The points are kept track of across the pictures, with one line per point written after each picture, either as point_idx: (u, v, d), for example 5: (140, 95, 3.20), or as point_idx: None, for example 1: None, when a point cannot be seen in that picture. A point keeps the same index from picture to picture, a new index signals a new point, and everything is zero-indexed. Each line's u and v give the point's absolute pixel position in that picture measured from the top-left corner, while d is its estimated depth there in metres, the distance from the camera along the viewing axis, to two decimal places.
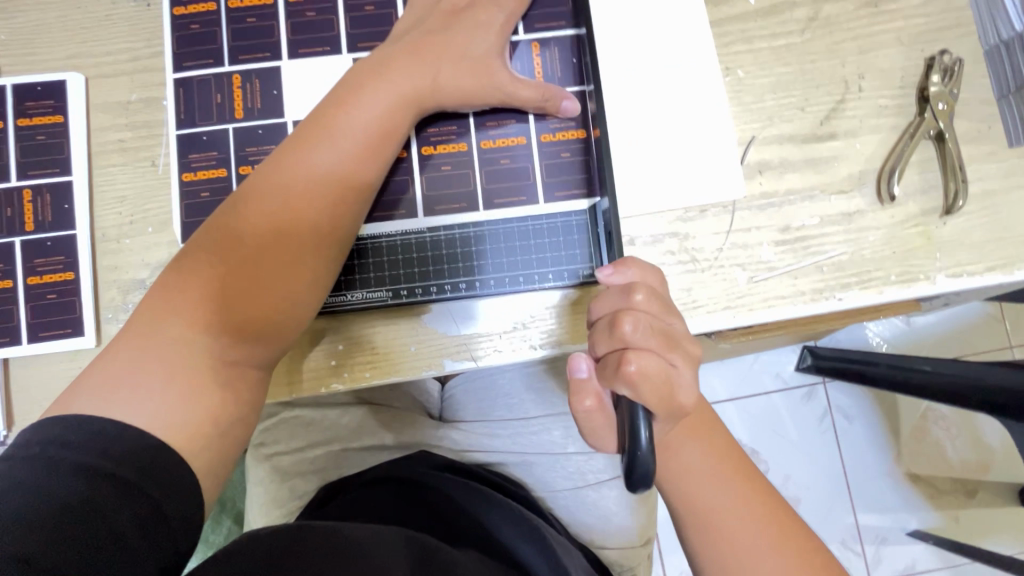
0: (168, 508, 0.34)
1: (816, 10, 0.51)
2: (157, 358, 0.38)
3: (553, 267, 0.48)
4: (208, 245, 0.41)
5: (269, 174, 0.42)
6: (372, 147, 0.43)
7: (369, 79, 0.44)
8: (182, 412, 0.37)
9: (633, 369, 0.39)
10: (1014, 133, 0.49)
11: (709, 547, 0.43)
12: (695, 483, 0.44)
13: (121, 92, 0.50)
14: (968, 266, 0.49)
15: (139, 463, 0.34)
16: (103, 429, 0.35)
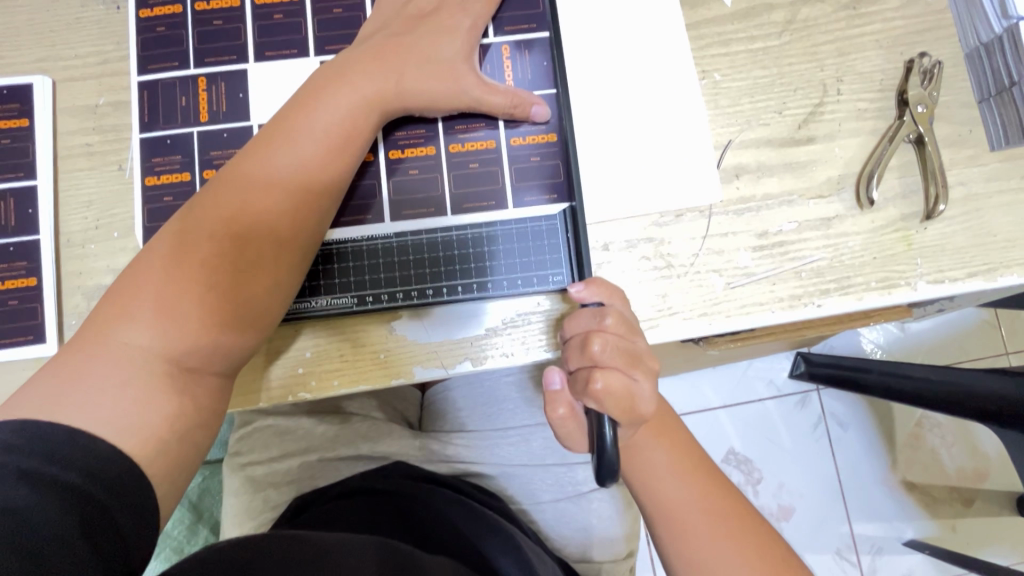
0: (118, 516, 0.33)
1: (793, 13, 0.51)
2: (109, 365, 0.37)
3: (523, 273, 0.47)
4: (165, 250, 0.40)
5: (229, 178, 0.41)
6: (335, 150, 0.43)
7: (334, 81, 0.43)
8: (133, 418, 0.36)
9: (599, 387, 0.38)
10: (995, 137, 0.49)
11: (675, 546, 0.43)
12: (660, 481, 0.44)
13: (89, 96, 0.50)
14: (951, 272, 0.48)
15: (88, 468, 0.33)
16: (47, 432, 0.34)
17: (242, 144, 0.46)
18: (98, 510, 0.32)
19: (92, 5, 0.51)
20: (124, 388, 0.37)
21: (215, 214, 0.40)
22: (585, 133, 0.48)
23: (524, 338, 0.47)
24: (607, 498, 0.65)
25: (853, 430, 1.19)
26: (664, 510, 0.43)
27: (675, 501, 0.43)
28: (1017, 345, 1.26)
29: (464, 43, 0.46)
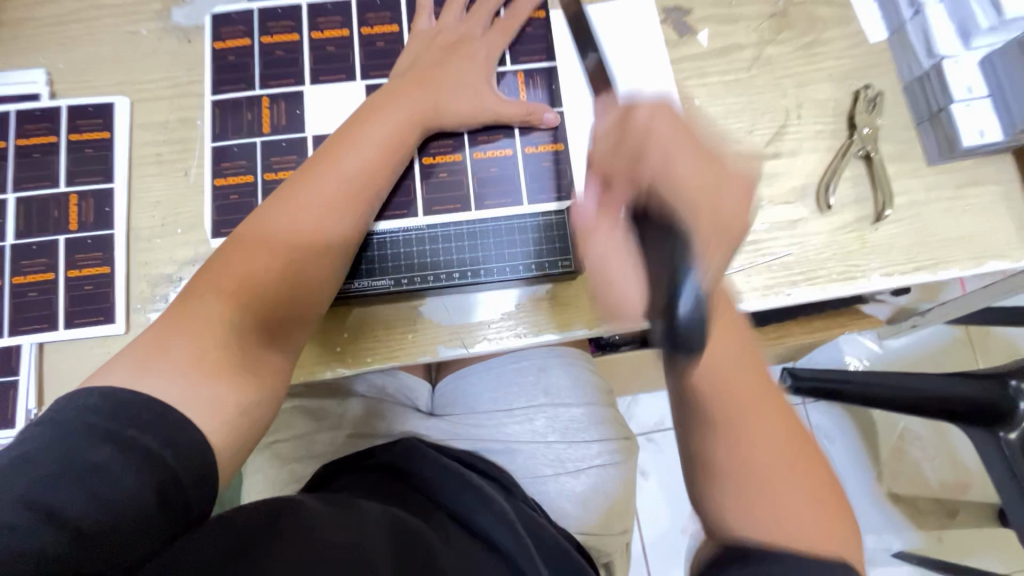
0: (183, 481, 0.35)
1: (759, 52, 0.61)
2: (188, 334, 0.41)
3: (536, 259, 0.54)
4: (245, 236, 0.46)
5: (297, 180, 0.48)
6: (386, 160, 0.51)
7: (384, 105, 0.52)
8: (207, 390, 0.39)
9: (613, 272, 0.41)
10: (931, 153, 0.58)
11: (751, 507, 0.37)
12: (740, 435, 0.38)
13: (162, 113, 0.58)
14: (899, 266, 0.56)
15: (160, 433, 0.36)
16: (126, 400, 0.37)
17: (297, 152, 0.54)
18: (166, 471, 0.35)
19: (168, 39, 0.60)
20: (204, 360, 0.40)
21: (287, 211, 0.47)
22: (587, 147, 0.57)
23: (534, 314, 0.54)
24: (604, 477, 0.71)
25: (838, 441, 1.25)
26: (742, 466, 0.38)
27: (757, 453, 0.38)
28: (989, 360, 1.34)
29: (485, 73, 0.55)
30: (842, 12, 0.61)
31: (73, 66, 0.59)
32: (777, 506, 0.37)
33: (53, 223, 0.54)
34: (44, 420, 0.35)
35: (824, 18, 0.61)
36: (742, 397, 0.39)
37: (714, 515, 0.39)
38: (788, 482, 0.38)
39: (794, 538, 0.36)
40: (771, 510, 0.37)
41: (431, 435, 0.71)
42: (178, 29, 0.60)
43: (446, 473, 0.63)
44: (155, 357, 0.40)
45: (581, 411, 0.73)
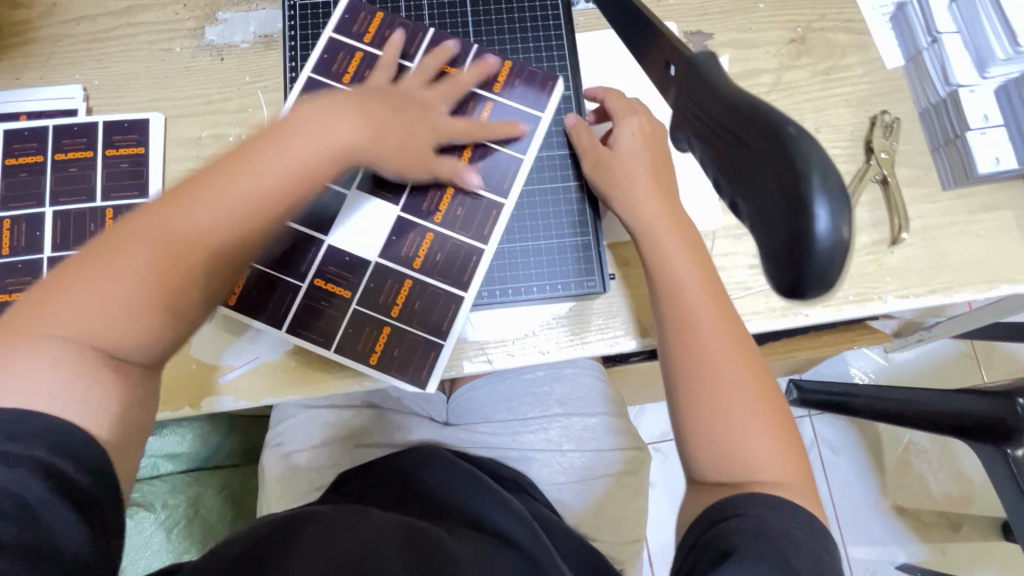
0: (87, 486, 0.32)
1: (779, 77, 0.62)
2: (68, 325, 0.35)
3: (560, 279, 0.55)
4: (148, 222, 0.38)
5: (207, 178, 0.40)
6: (323, 165, 0.43)
7: (333, 108, 0.45)
8: (83, 399, 0.34)
9: (597, 172, 0.54)
10: (946, 178, 0.59)
11: (697, 427, 0.46)
12: (704, 363, 0.47)
13: (195, 130, 0.59)
14: (914, 289, 0.58)
15: (52, 442, 0.32)
16: (2, 413, 0.31)
17: (355, 274, 0.53)
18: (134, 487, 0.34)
19: (201, 57, 0.61)
20: (75, 365, 0.34)
21: (196, 204, 0.39)
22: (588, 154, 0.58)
23: (555, 330, 0.56)
24: (618, 486, 0.72)
25: (844, 454, 1.26)
26: (697, 386, 0.46)
27: (716, 376, 0.46)
28: (994, 375, 1.35)
29: (480, 71, 0.56)
30: (860, 39, 0.63)
31: (109, 82, 0.60)
32: (728, 443, 0.45)
33: (90, 237, 0.55)
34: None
35: (843, 43, 0.63)
36: (720, 346, 0.47)
37: (685, 442, 0.47)
38: (751, 429, 0.45)
39: (729, 451, 0.45)
40: (724, 451, 0.45)
41: (447, 443, 0.72)
42: (212, 47, 0.61)
43: (454, 474, 0.67)
44: (39, 321, 0.35)
45: (595, 421, 0.74)
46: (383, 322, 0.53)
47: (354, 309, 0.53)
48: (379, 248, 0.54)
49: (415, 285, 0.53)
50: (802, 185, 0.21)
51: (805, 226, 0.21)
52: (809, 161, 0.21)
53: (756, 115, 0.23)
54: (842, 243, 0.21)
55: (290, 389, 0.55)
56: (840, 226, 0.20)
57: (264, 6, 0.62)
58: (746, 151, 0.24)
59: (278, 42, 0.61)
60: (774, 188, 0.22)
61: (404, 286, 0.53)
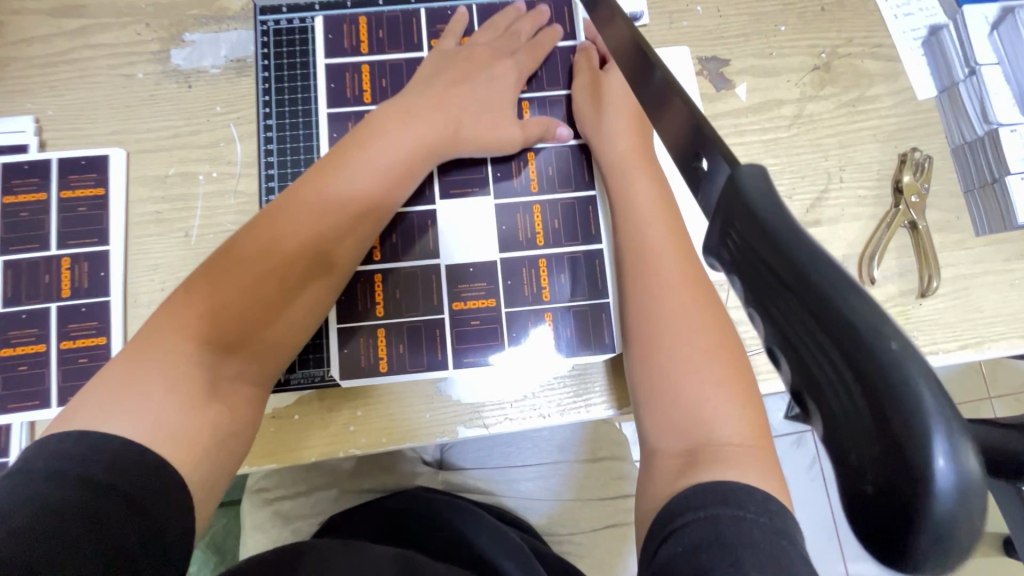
0: (162, 519, 0.35)
1: (800, 108, 0.57)
2: (156, 367, 0.39)
3: (571, 325, 0.52)
4: (244, 244, 0.44)
5: (280, 213, 0.45)
6: (386, 194, 0.49)
7: (389, 129, 0.49)
8: (162, 424, 0.37)
9: (581, 108, 0.54)
10: (980, 224, 0.55)
11: (645, 359, 0.45)
12: (661, 297, 0.45)
13: (160, 167, 0.54)
14: (942, 343, 0.53)
15: (138, 474, 0.35)
16: (103, 444, 0.35)
17: (489, 278, 0.53)
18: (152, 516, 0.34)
19: (166, 84, 0.55)
20: (174, 399, 0.38)
21: (287, 222, 0.45)
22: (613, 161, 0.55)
23: (564, 393, 0.51)
24: (622, 538, 0.69)
25: None
26: (652, 323, 0.45)
27: (676, 318, 0.45)
28: (999, 390, 1.32)
29: (534, 20, 0.56)
30: (888, 67, 0.58)
31: (63, 112, 0.54)
32: (688, 399, 0.42)
33: (44, 290, 0.50)
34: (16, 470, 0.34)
35: (871, 71, 0.57)
36: (677, 291, 0.45)
37: (636, 391, 0.45)
38: (707, 380, 0.42)
39: (674, 387, 0.43)
40: (681, 409, 0.42)
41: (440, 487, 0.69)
42: (178, 72, 0.55)
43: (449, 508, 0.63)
44: (160, 345, 0.40)
45: (596, 467, 0.71)
46: (541, 309, 0.52)
47: (508, 313, 0.52)
48: (502, 240, 0.53)
49: (551, 260, 0.53)
50: (904, 419, 0.14)
51: (916, 476, 0.14)
52: (917, 384, 0.14)
53: (828, 290, 0.16)
54: (972, 509, 0.14)
55: (269, 457, 0.50)
56: (969, 472, 0.14)
57: (235, 27, 0.56)
58: (811, 340, 0.16)
59: (252, 68, 0.55)
60: (860, 408, 0.15)
61: (541, 273, 0.53)
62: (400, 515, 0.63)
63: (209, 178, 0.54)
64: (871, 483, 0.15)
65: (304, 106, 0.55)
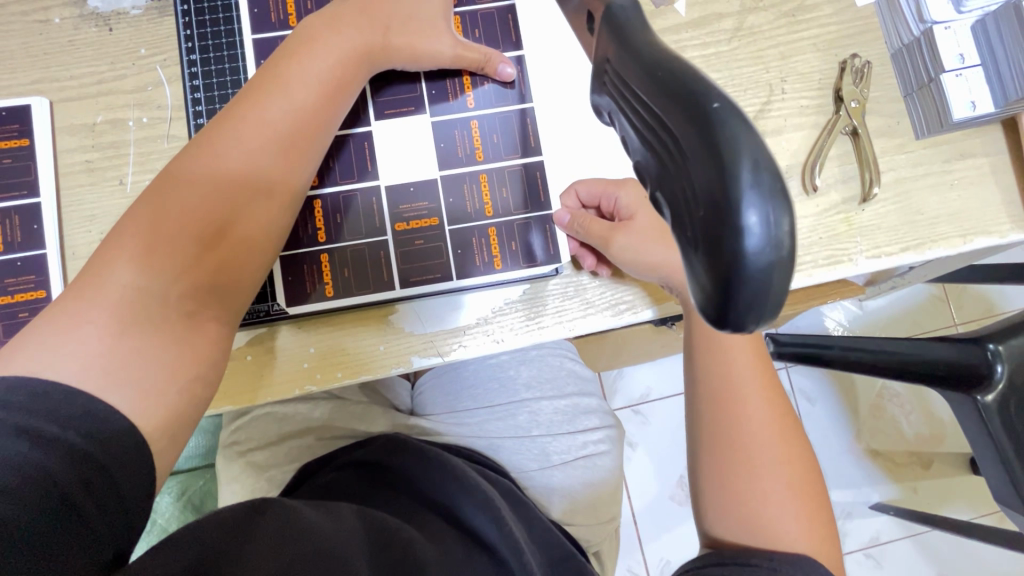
0: (114, 478, 0.32)
1: (740, 21, 0.56)
2: (104, 302, 0.36)
3: (518, 241, 0.51)
4: (182, 161, 0.42)
5: (220, 127, 0.43)
6: (327, 104, 0.46)
7: (321, 35, 0.46)
8: (118, 371, 0.35)
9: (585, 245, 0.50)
10: (919, 126, 0.55)
11: (717, 457, 0.49)
12: (735, 379, 0.49)
13: (87, 115, 0.52)
14: (886, 248, 0.54)
15: (87, 426, 0.32)
16: (43, 391, 0.32)
17: (430, 198, 0.51)
18: (105, 477, 0.32)
19: (85, 27, 0.53)
20: (121, 346, 0.36)
21: (227, 136, 0.43)
22: (551, 74, 0.53)
23: (519, 316, 0.51)
24: (591, 466, 0.71)
25: (820, 404, 1.25)
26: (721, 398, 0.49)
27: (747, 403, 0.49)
28: (964, 316, 1.35)
29: None
30: None
31: None
32: (755, 496, 0.47)
33: None
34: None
35: None
36: (754, 406, 0.49)
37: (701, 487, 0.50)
38: (779, 501, 0.47)
39: (750, 505, 0.47)
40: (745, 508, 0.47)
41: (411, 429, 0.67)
42: (97, 15, 0.53)
43: (417, 461, 0.60)
44: (99, 279, 0.37)
45: (563, 401, 0.73)
46: (485, 225, 0.51)
47: (452, 232, 0.51)
48: (440, 158, 0.51)
49: (492, 175, 0.51)
50: (726, 186, 0.15)
51: (728, 232, 0.15)
52: (736, 150, 0.16)
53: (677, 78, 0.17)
54: (781, 264, 0.15)
55: (225, 399, 0.49)
56: (780, 229, 0.15)
57: None
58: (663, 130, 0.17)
59: (174, 6, 0.53)
60: (694, 184, 0.16)
61: (482, 189, 0.51)
62: (367, 470, 0.60)
63: (140, 124, 0.52)
64: (696, 249, 0.16)
65: (229, 40, 0.53)
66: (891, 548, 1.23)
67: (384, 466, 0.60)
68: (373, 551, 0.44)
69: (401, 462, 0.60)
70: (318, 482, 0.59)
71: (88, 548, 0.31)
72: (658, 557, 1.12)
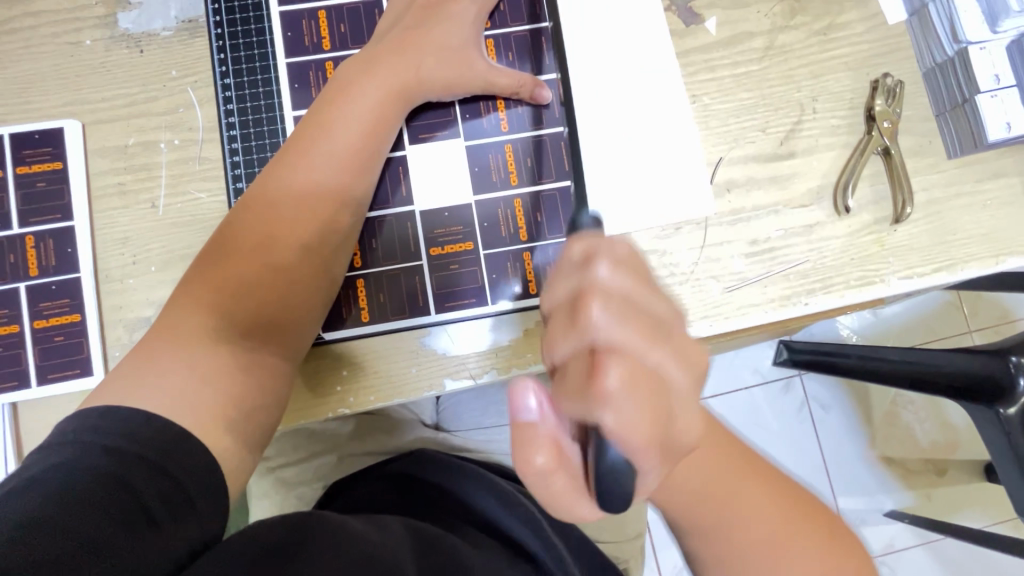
0: (190, 492, 0.35)
1: (771, 40, 0.56)
2: (181, 341, 0.41)
3: (551, 265, 0.51)
4: (240, 209, 0.45)
5: (269, 172, 0.46)
6: (370, 141, 0.48)
7: (359, 77, 0.48)
8: (189, 397, 0.39)
9: (614, 386, 0.29)
10: (951, 146, 0.55)
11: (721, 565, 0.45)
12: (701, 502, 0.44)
13: (118, 137, 0.52)
14: (918, 268, 0.54)
15: (162, 446, 0.36)
16: (124, 415, 0.37)
17: (464, 221, 0.51)
18: (178, 487, 0.35)
19: (115, 49, 0.53)
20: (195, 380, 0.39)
21: (278, 183, 0.45)
22: (583, 97, 0.53)
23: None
24: None
25: (834, 411, 1.25)
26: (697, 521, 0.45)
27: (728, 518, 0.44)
28: (979, 323, 1.34)
29: None
30: None
31: (10, 86, 0.52)
32: None
33: (11, 269, 0.50)
34: (52, 444, 0.35)
35: None
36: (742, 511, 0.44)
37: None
38: None
39: None
40: None
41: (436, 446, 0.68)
42: (128, 37, 0.53)
43: (451, 473, 0.61)
44: (177, 323, 0.42)
45: None
46: (519, 249, 0.51)
47: (486, 256, 0.51)
48: (474, 181, 0.51)
49: (526, 199, 0.51)
50: None
51: None
52: None
53: None
54: None
55: None
56: None
57: None
58: None
59: (205, 28, 0.53)
60: None
61: (516, 213, 0.51)
62: (398, 481, 0.60)
63: (172, 146, 0.52)
64: None
65: (262, 61, 0.53)
66: (905, 555, 1.22)
67: (417, 478, 0.61)
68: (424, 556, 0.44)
69: (434, 474, 0.61)
70: (352, 497, 0.59)
71: (159, 556, 0.32)
72: (673, 565, 1.12)
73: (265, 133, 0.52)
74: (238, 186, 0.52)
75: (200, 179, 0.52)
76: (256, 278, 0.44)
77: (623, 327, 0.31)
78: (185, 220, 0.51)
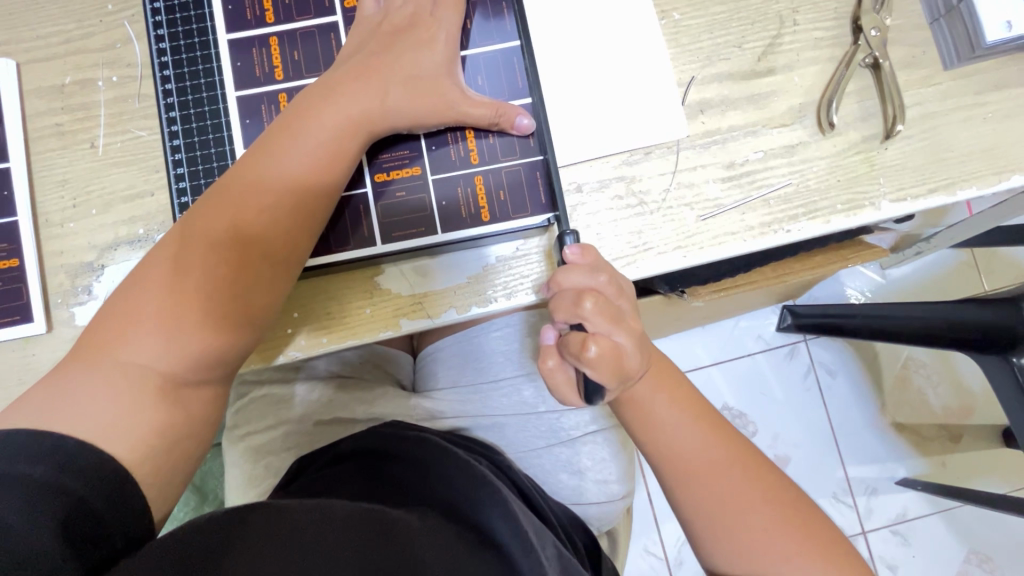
0: (96, 510, 0.36)
1: None
2: (103, 373, 0.39)
3: (508, 192, 0.47)
4: (184, 233, 0.42)
5: (213, 195, 0.43)
6: (320, 180, 0.43)
7: (320, 103, 0.43)
8: (110, 423, 0.38)
9: (594, 355, 0.37)
10: (947, 55, 0.50)
11: (682, 487, 0.47)
12: (661, 429, 0.47)
13: (55, 76, 0.50)
14: (911, 190, 0.50)
15: (66, 466, 0.36)
16: (25, 438, 0.36)
17: (412, 146, 0.47)
18: (86, 508, 0.35)
19: None
20: (119, 393, 0.39)
21: (222, 209, 0.42)
22: (541, 17, 0.50)
23: (524, 275, 0.48)
24: (601, 442, 0.67)
25: (841, 376, 1.21)
26: (662, 451, 0.47)
27: (679, 445, 0.47)
28: (995, 281, 1.27)
29: None
30: None
31: None
32: (727, 509, 0.45)
33: None
34: None
35: None
36: (692, 433, 0.47)
37: (685, 519, 0.47)
38: (753, 507, 0.45)
39: (729, 520, 0.45)
40: (726, 524, 0.45)
41: (409, 407, 0.65)
42: None
43: (417, 450, 0.58)
44: (109, 350, 0.40)
45: None
46: (471, 174, 0.47)
47: (436, 181, 0.47)
48: None
49: None
50: None
51: None
52: None
53: None
54: None
55: None
56: None
57: None
58: None
59: None
60: None
61: (467, 134, 0.47)
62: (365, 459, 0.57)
63: (110, 84, 0.50)
64: None
65: None
66: (918, 525, 1.17)
67: (383, 455, 0.58)
68: (372, 537, 0.42)
69: (398, 451, 0.58)
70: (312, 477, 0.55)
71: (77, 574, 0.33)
72: (675, 540, 1.09)
73: (198, 61, 0.47)
74: (171, 118, 0.47)
75: (138, 117, 0.49)
76: (199, 316, 0.41)
77: (602, 317, 0.38)
78: (125, 159, 0.49)
